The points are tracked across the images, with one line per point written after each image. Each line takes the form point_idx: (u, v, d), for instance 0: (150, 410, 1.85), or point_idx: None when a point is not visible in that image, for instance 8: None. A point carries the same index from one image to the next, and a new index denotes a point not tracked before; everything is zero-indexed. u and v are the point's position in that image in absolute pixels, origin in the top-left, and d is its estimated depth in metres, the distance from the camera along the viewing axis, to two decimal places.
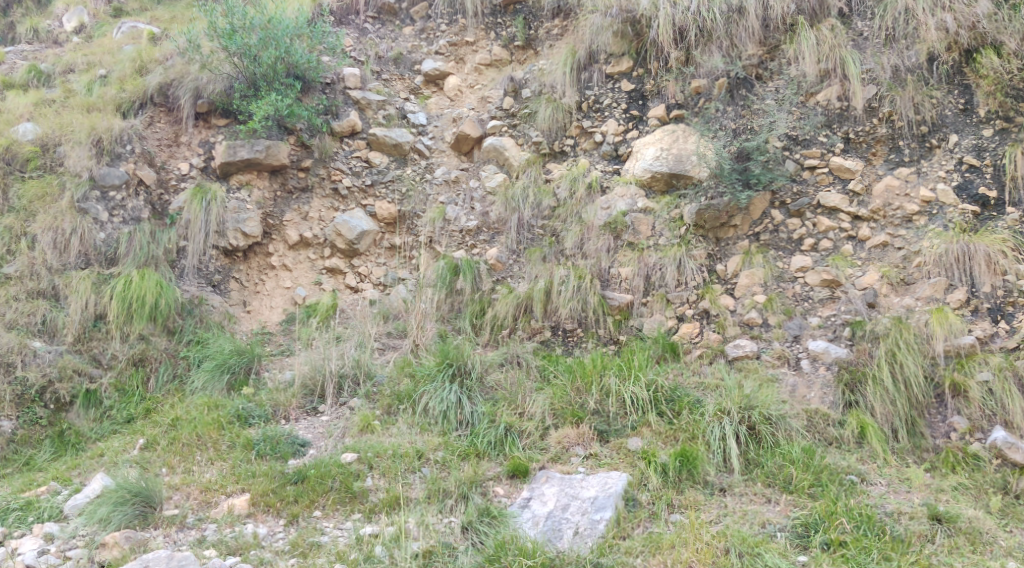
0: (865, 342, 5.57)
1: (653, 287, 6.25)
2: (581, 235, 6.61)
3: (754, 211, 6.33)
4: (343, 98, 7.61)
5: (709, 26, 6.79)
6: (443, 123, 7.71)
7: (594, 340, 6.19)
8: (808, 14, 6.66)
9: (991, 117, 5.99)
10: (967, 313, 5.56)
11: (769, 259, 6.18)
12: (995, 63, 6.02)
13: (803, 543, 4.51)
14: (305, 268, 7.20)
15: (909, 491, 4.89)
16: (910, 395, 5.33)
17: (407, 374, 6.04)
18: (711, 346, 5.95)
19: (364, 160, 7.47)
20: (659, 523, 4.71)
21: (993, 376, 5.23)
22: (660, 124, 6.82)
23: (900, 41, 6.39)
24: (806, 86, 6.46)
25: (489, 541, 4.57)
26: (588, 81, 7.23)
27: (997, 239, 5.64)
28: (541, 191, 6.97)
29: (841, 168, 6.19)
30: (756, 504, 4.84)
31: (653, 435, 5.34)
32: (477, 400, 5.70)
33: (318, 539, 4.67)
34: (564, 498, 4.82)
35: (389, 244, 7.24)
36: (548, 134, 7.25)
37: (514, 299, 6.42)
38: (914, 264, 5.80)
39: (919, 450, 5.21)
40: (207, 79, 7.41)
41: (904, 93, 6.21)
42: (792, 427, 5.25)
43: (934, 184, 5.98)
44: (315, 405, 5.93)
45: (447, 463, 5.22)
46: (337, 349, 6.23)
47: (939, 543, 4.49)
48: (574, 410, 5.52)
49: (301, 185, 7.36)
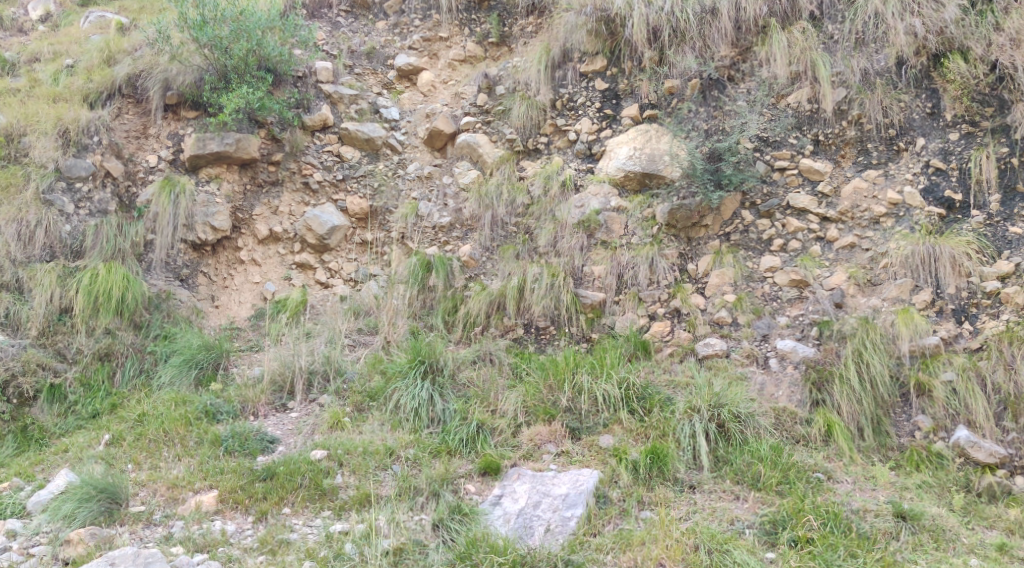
0: (832, 342, 5.63)
1: (625, 286, 6.28)
2: (554, 233, 6.62)
3: (724, 211, 6.39)
4: (315, 91, 7.54)
5: (682, 27, 6.83)
6: (416, 119, 7.64)
7: (566, 338, 6.19)
8: (779, 16, 6.72)
9: (957, 121, 6.09)
10: (932, 314, 5.64)
11: (738, 258, 6.24)
12: (961, 69, 6.11)
13: (771, 540, 4.56)
14: (274, 263, 7.11)
15: (875, 489, 4.96)
16: (875, 394, 5.40)
17: (378, 370, 6.01)
18: (681, 344, 5.99)
19: (336, 155, 7.41)
20: (629, 519, 4.73)
21: (956, 376, 5.31)
22: (633, 124, 6.85)
23: (870, 45, 6.46)
24: (777, 87, 6.53)
25: (460, 538, 4.56)
26: (562, 79, 7.24)
27: (962, 241, 5.73)
28: (514, 188, 6.95)
29: (811, 170, 6.27)
30: (725, 501, 4.89)
31: (624, 432, 5.37)
32: (448, 397, 5.70)
33: (287, 536, 4.63)
34: (536, 496, 4.83)
35: (360, 240, 7.18)
36: (522, 132, 7.24)
37: (487, 296, 6.40)
38: (881, 265, 5.88)
39: (884, 449, 5.28)
40: (176, 71, 7.30)
41: (872, 96, 6.30)
42: (760, 424, 5.30)
43: (901, 187, 6.06)
44: (284, 401, 5.90)
45: (418, 461, 5.21)
46: (307, 345, 6.20)
47: (904, 540, 4.55)
48: (546, 407, 5.53)
49: (271, 179, 7.29)
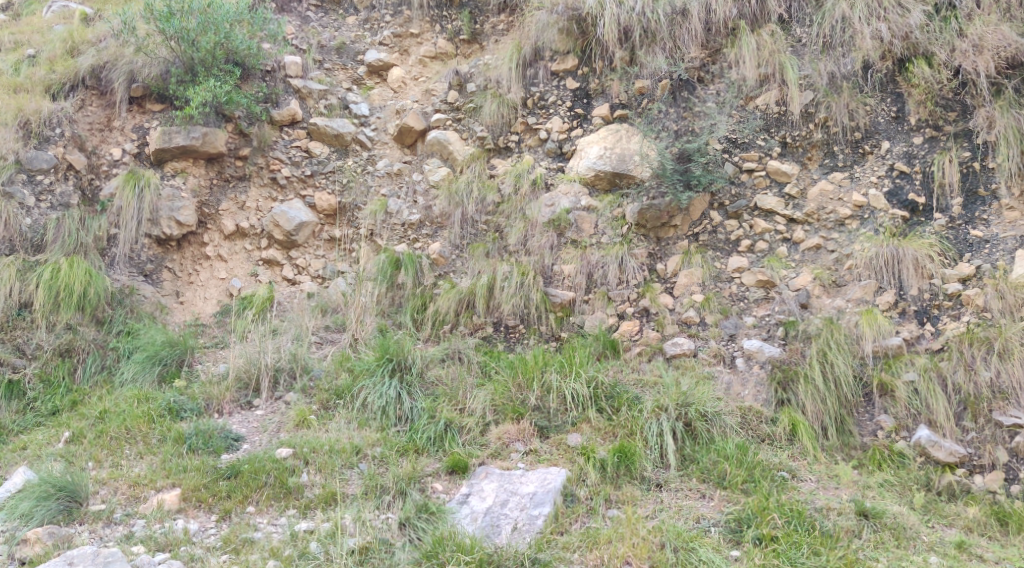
0: (798, 342, 5.69)
1: (595, 285, 6.30)
2: (524, 232, 6.61)
3: (693, 211, 6.43)
4: (284, 86, 7.47)
5: (653, 27, 6.87)
6: (385, 115, 7.57)
7: (535, 337, 6.20)
8: (748, 19, 6.78)
9: (921, 125, 6.17)
10: (895, 315, 5.70)
11: (706, 259, 6.28)
12: (925, 73, 6.18)
13: (736, 538, 4.59)
14: (241, 259, 7.02)
15: (838, 488, 5.02)
16: (839, 394, 5.46)
17: (346, 368, 5.96)
18: (650, 343, 6.01)
19: (304, 150, 7.34)
20: (596, 518, 4.74)
21: (918, 376, 5.36)
22: (604, 123, 6.87)
23: (837, 49, 6.52)
24: (746, 90, 6.59)
25: (427, 537, 4.54)
26: (533, 77, 7.24)
27: (925, 243, 5.81)
28: (484, 186, 6.93)
29: (778, 172, 6.34)
30: (691, 499, 4.92)
31: (592, 431, 5.38)
32: (416, 395, 5.67)
33: (251, 535, 4.59)
34: (503, 495, 4.83)
35: (328, 236, 7.11)
36: (492, 130, 7.21)
37: (456, 294, 6.38)
38: (845, 267, 5.95)
39: (848, 448, 5.34)
40: (142, 63, 7.19)
41: (839, 99, 6.36)
42: (726, 423, 5.34)
43: (866, 189, 6.14)
44: (249, 398, 5.83)
45: (385, 459, 5.18)
46: (273, 343, 6.13)
47: (866, 538, 4.60)
48: (514, 406, 5.52)
49: (238, 174, 7.21)
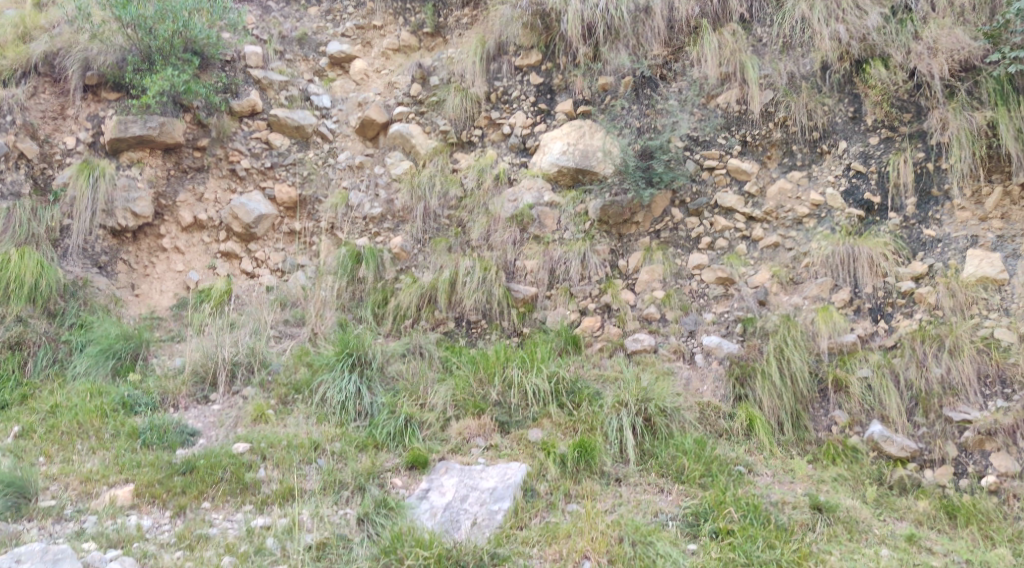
0: (755, 338, 5.76)
1: (557, 281, 6.33)
2: (487, 227, 6.61)
3: (655, 209, 6.47)
4: (243, 76, 7.39)
5: (616, 24, 6.90)
6: (347, 107, 7.49)
7: (497, 332, 6.19)
8: (710, 18, 6.83)
9: (877, 126, 6.25)
10: (850, 312, 5.80)
11: (668, 255, 6.33)
12: (882, 75, 6.26)
13: (693, 532, 4.63)
14: (198, 251, 6.90)
15: (793, 482, 5.09)
16: (796, 390, 5.52)
17: (305, 362, 5.90)
18: (611, 339, 6.05)
19: (264, 142, 7.24)
20: (556, 513, 4.75)
21: (871, 372, 5.45)
22: (567, 119, 6.89)
23: (796, 49, 6.60)
24: (708, 88, 6.66)
25: (385, 532, 4.51)
26: (496, 72, 7.23)
27: (880, 242, 5.91)
28: (447, 180, 6.91)
29: (738, 170, 6.40)
30: (650, 493, 4.95)
31: (553, 426, 5.40)
32: (376, 390, 5.63)
33: (205, 531, 4.53)
34: (463, 490, 4.83)
35: (288, 229, 7.02)
36: (456, 124, 7.18)
37: (418, 289, 6.34)
38: (802, 265, 6.03)
39: (803, 443, 5.42)
40: (97, 50, 7.02)
41: (798, 99, 6.43)
42: (685, 419, 5.40)
43: (823, 189, 6.24)
44: (205, 393, 5.75)
45: (344, 455, 5.14)
46: (230, 336, 6.05)
47: (820, 531, 4.67)
48: (475, 401, 5.51)
49: (196, 165, 7.08)
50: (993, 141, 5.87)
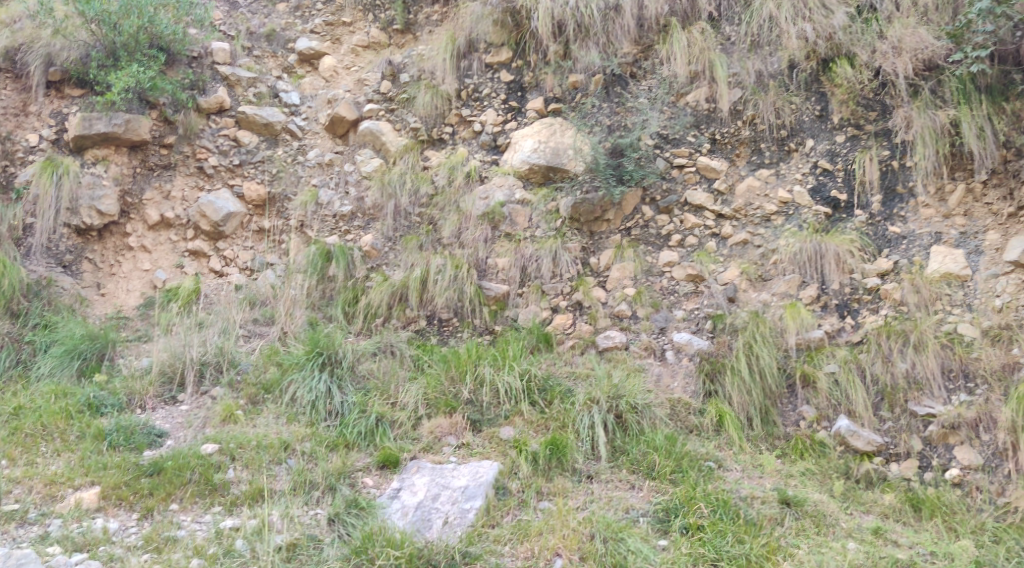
0: (725, 334, 5.80)
1: (529, 278, 6.33)
2: (458, 225, 6.59)
3: (626, 206, 6.50)
4: (211, 73, 7.32)
5: (586, 22, 6.93)
6: (317, 104, 7.43)
7: (469, 330, 6.18)
8: (679, 16, 6.88)
9: (843, 124, 6.33)
10: (818, 308, 5.86)
11: (638, 253, 6.35)
12: (848, 73, 6.33)
13: (663, 528, 4.66)
14: (165, 250, 6.81)
15: (762, 477, 5.14)
16: (764, 385, 5.57)
17: (274, 362, 5.85)
18: (583, 337, 6.06)
19: (232, 139, 7.18)
20: (527, 510, 4.76)
21: (838, 368, 5.51)
22: (538, 117, 6.89)
23: (764, 47, 6.66)
24: (677, 86, 6.72)
25: (356, 533, 4.49)
26: (467, 69, 7.22)
27: (846, 239, 5.97)
28: (418, 178, 6.88)
29: (707, 168, 6.45)
30: (621, 490, 4.98)
31: (525, 424, 5.40)
32: (347, 390, 5.60)
33: (173, 533, 4.48)
34: (435, 488, 4.82)
35: (257, 227, 6.95)
36: (426, 121, 7.15)
37: (389, 287, 6.31)
38: (771, 261, 6.09)
39: (771, 438, 5.47)
40: (60, 46, 6.95)
41: (766, 97, 6.50)
42: (656, 415, 5.43)
43: (790, 186, 6.30)
44: (173, 393, 5.69)
45: (314, 454, 5.11)
46: (198, 336, 5.99)
47: (788, 526, 4.72)
48: (447, 399, 5.50)
49: (163, 162, 7.01)
50: (956, 140, 5.94)
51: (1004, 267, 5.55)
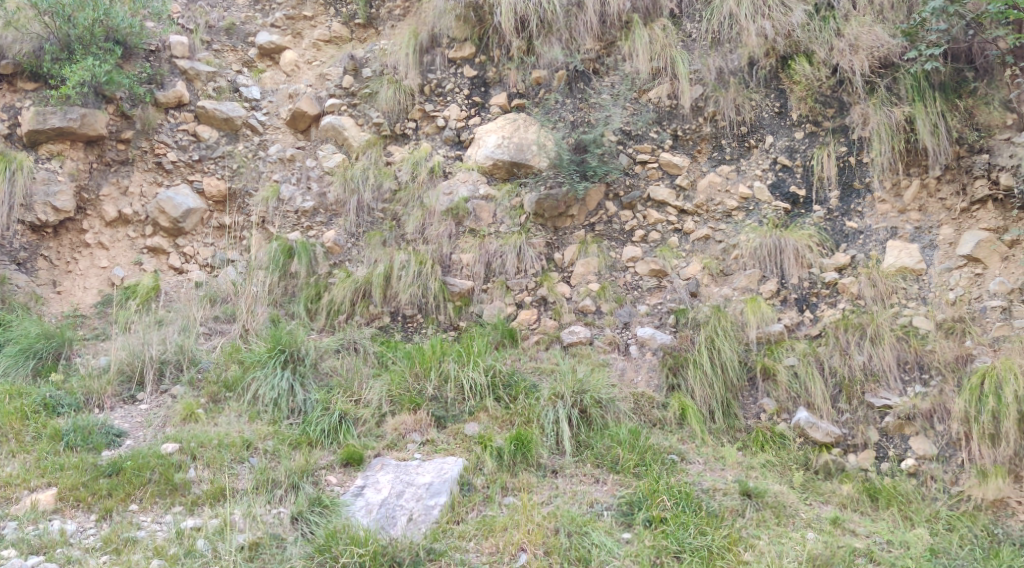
0: (687, 329, 5.86)
1: (493, 274, 6.32)
2: (422, 220, 6.57)
3: (590, 202, 6.53)
4: (169, 67, 7.19)
5: (549, 18, 6.95)
6: (278, 99, 7.37)
7: (433, 326, 6.17)
8: (641, 13, 6.92)
9: (802, 121, 6.42)
10: (777, 303, 5.94)
11: (602, 248, 6.39)
12: (807, 71, 6.43)
13: (627, 521, 4.70)
14: (123, 247, 6.71)
15: (723, 469, 5.20)
16: (726, 378, 5.65)
17: (235, 360, 5.79)
18: (547, 332, 6.08)
19: (192, 134, 7.07)
20: (492, 506, 4.77)
21: (797, 361, 5.59)
22: (501, 113, 6.89)
23: (725, 44, 6.72)
24: (639, 82, 6.76)
25: (319, 531, 4.47)
26: (429, 64, 7.19)
27: (805, 234, 6.06)
28: (381, 173, 6.84)
29: (669, 164, 6.51)
30: (585, 484, 5.01)
31: (489, 419, 5.40)
32: (310, 387, 5.56)
33: (133, 534, 4.42)
34: (399, 485, 4.81)
35: (217, 223, 6.87)
36: (389, 116, 7.11)
37: (352, 283, 6.28)
38: (732, 256, 6.15)
39: (732, 431, 5.54)
40: (12, 38, 6.78)
41: (726, 94, 6.57)
42: (620, 409, 5.47)
43: (751, 182, 6.38)
44: (132, 392, 5.61)
45: (277, 453, 5.06)
46: (158, 334, 5.90)
47: (749, 517, 4.78)
48: (411, 396, 5.47)
49: (120, 158, 6.90)
50: (911, 136, 6.06)
51: (957, 261, 5.69)
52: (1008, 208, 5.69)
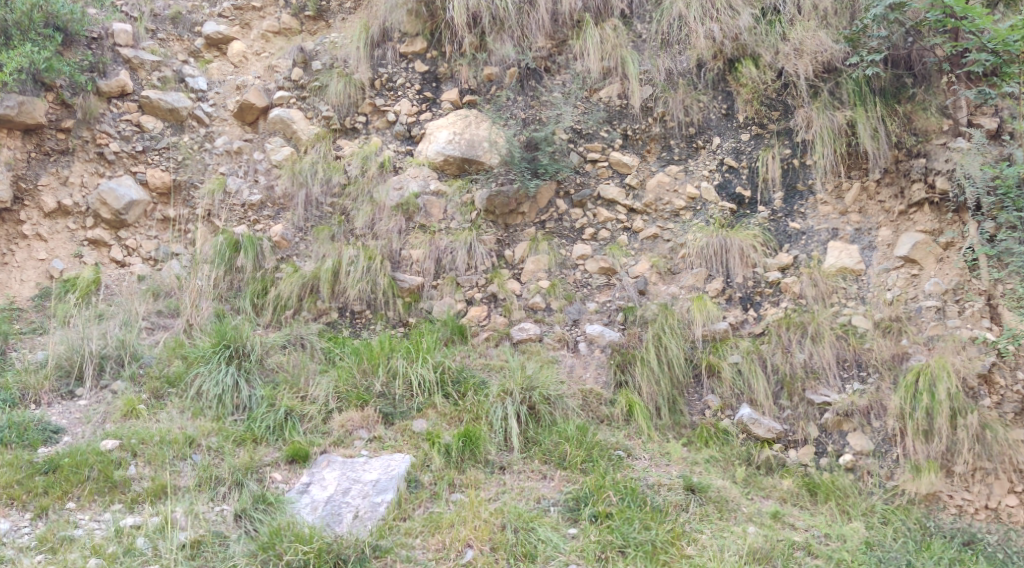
0: (636, 326, 5.93)
1: (443, 270, 6.31)
2: (371, 215, 6.52)
3: (540, 200, 6.55)
4: (112, 55, 7.02)
5: (501, 15, 6.98)
6: (225, 90, 7.25)
7: (382, 322, 6.13)
8: (592, 13, 6.98)
9: (748, 123, 6.55)
10: (723, 301, 6.05)
11: (553, 246, 6.42)
12: (752, 74, 6.56)
13: (573, 516, 4.74)
14: (63, 239, 6.52)
15: (668, 464, 5.28)
16: (672, 375, 5.74)
17: (179, 355, 5.69)
18: (497, 329, 6.09)
19: (135, 125, 6.92)
20: (439, 502, 4.76)
21: (741, 358, 5.70)
22: (453, 109, 6.88)
23: (674, 46, 6.81)
24: (590, 82, 6.82)
25: (263, 528, 4.42)
26: (381, 58, 7.13)
27: (750, 234, 6.17)
28: (330, 167, 6.77)
29: (619, 163, 6.58)
30: (533, 480, 5.03)
31: (438, 416, 5.39)
32: (255, 383, 5.49)
33: (70, 533, 4.34)
34: (346, 482, 4.78)
35: (161, 216, 6.75)
36: (338, 109, 7.03)
37: (299, 278, 6.21)
38: (679, 255, 6.25)
39: (678, 427, 5.62)
40: None
41: (675, 95, 6.66)
42: (568, 406, 5.51)
43: (698, 182, 6.48)
44: (71, 388, 5.48)
45: (220, 450, 4.99)
46: (97, 328, 5.77)
47: (692, 511, 4.86)
48: (359, 392, 5.44)
49: (60, 147, 6.70)
50: (852, 140, 6.22)
51: (895, 262, 5.85)
52: (943, 210, 5.84)
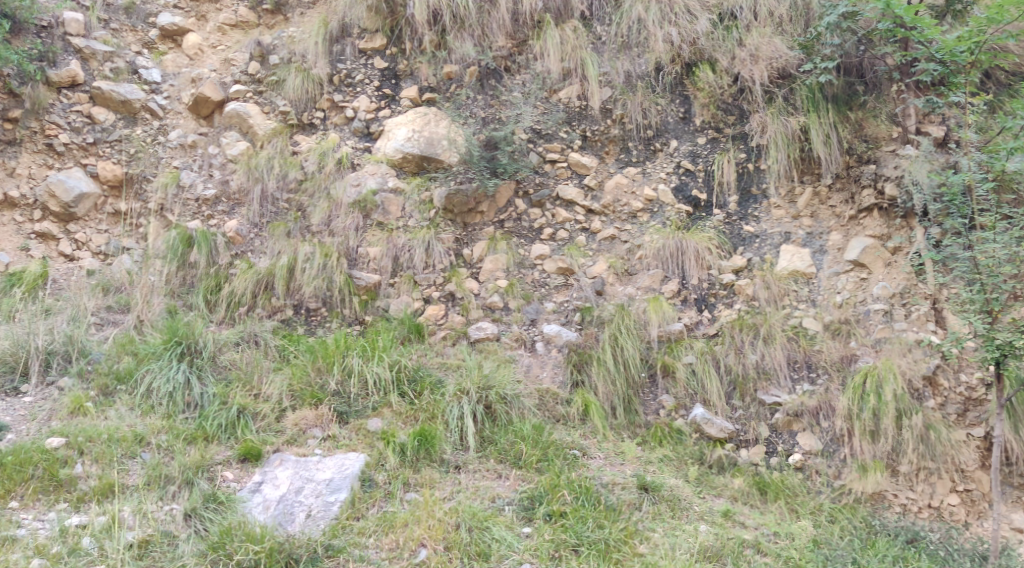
0: (592, 326, 5.97)
1: (401, 269, 6.28)
2: (328, 212, 6.46)
3: (499, 199, 6.56)
4: (63, 45, 6.89)
5: (461, 13, 6.99)
6: (180, 83, 7.14)
7: (338, 320, 6.07)
8: (553, 13, 7.02)
9: (705, 127, 6.63)
10: (678, 302, 6.11)
11: (511, 245, 6.42)
12: (709, 78, 6.65)
13: (527, 515, 4.76)
14: (9, 232, 6.34)
15: (622, 463, 5.32)
16: (627, 375, 5.79)
17: (129, 351, 5.58)
18: (454, 328, 6.07)
19: (86, 116, 6.80)
20: (394, 502, 4.73)
21: (695, 359, 5.77)
22: (412, 106, 6.85)
23: (633, 49, 6.88)
24: (550, 82, 6.84)
25: (213, 528, 4.37)
26: (339, 54, 7.08)
27: (705, 237, 6.26)
28: (287, 163, 6.70)
29: (578, 164, 6.62)
30: (488, 479, 5.04)
31: (393, 415, 5.36)
32: (207, 380, 5.41)
33: (12, 532, 4.23)
34: (298, 481, 4.74)
35: (112, 209, 6.64)
36: (296, 105, 6.98)
37: (254, 274, 6.14)
38: (636, 256, 6.31)
39: (633, 426, 5.67)
40: None
41: (634, 98, 6.72)
42: (525, 405, 5.52)
43: (656, 184, 6.53)
44: (15, 384, 5.35)
45: (170, 448, 4.90)
46: (44, 323, 5.64)
47: (645, 510, 4.92)
48: (313, 391, 5.39)
49: (7, 138, 6.52)
50: (805, 145, 6.36)
51: (845, 265, 5.98)
52: (891, 215, 5.99)
